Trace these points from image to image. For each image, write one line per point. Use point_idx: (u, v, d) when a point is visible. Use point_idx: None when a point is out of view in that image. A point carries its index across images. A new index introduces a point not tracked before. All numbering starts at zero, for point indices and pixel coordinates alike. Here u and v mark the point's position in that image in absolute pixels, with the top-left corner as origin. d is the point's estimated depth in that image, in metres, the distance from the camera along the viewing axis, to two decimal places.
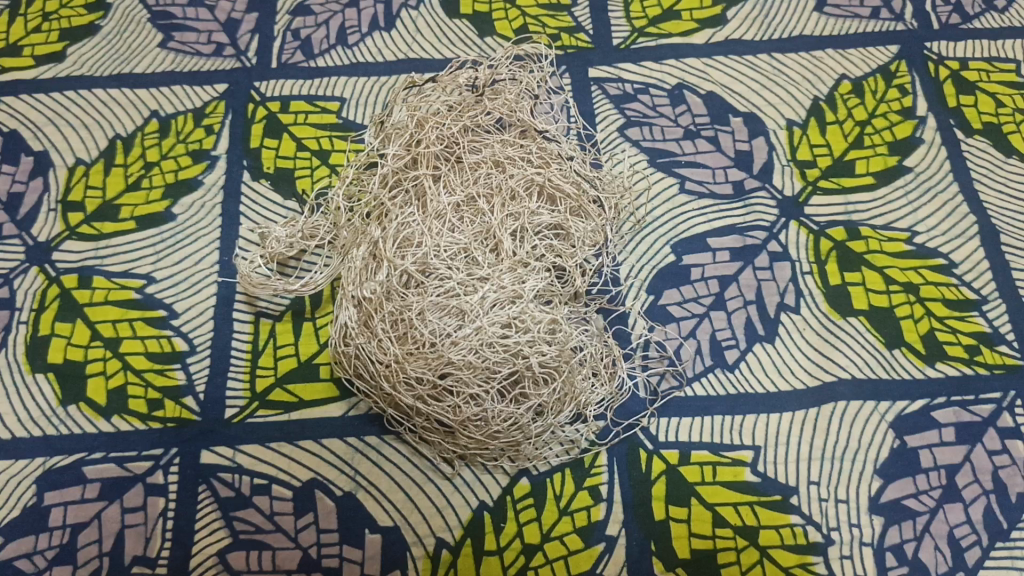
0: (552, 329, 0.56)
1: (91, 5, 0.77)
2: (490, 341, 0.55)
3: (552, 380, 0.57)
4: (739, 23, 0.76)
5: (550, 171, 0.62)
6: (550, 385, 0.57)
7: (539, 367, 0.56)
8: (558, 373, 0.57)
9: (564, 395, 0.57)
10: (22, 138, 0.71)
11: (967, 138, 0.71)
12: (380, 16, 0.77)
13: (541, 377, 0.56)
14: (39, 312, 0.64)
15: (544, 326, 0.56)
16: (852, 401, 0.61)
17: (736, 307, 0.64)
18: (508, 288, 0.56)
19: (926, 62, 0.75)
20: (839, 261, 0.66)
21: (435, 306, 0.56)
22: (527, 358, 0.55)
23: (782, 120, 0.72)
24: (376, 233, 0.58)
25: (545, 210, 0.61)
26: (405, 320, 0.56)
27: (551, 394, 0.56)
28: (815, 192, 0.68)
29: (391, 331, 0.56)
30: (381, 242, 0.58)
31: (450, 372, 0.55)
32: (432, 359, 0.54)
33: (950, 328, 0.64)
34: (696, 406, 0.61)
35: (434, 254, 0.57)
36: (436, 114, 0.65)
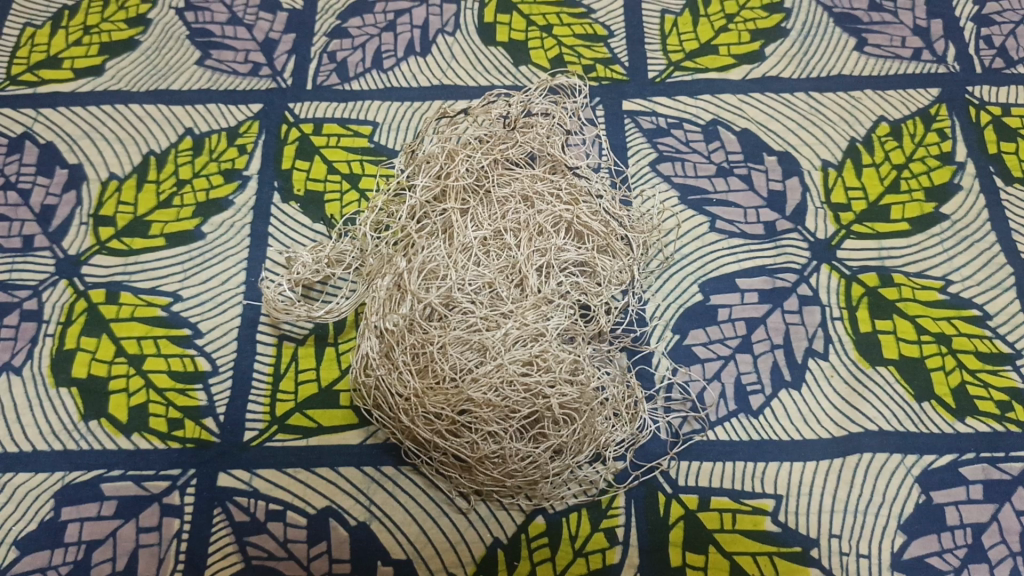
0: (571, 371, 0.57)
1: (132, 20, 0.78)
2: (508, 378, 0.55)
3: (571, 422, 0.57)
4: (777, 60, 0.75)
5: (579, 209, 0.63)
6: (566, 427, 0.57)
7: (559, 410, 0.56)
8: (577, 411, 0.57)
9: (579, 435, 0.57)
10: (57, 150, 0.72)
11: (1006, 187, 0.70)
12: (416, 41, 0.77)
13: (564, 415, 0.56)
14: (66, 325, 0.65)
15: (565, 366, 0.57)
16: (878, 454, 0.60)
17: (763, 351, 0.63)
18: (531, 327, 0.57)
19: (967, 106, 0.73)
20: (871, 308, 0.65)
21: (460, 344, 0.56)
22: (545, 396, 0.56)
23: (817, 160, 0.71)
24: (401, 265, 0.59)
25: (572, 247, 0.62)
26: (423, 361, 0.56)
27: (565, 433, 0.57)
28: (848, 236, 0.67)
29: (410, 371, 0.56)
30: (406, 274, 0.58)
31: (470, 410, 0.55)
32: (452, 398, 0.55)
33: (982, 382, 0.62)
34: (718, 450, 0.60)
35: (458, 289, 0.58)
36: (467, 146, 0.66)
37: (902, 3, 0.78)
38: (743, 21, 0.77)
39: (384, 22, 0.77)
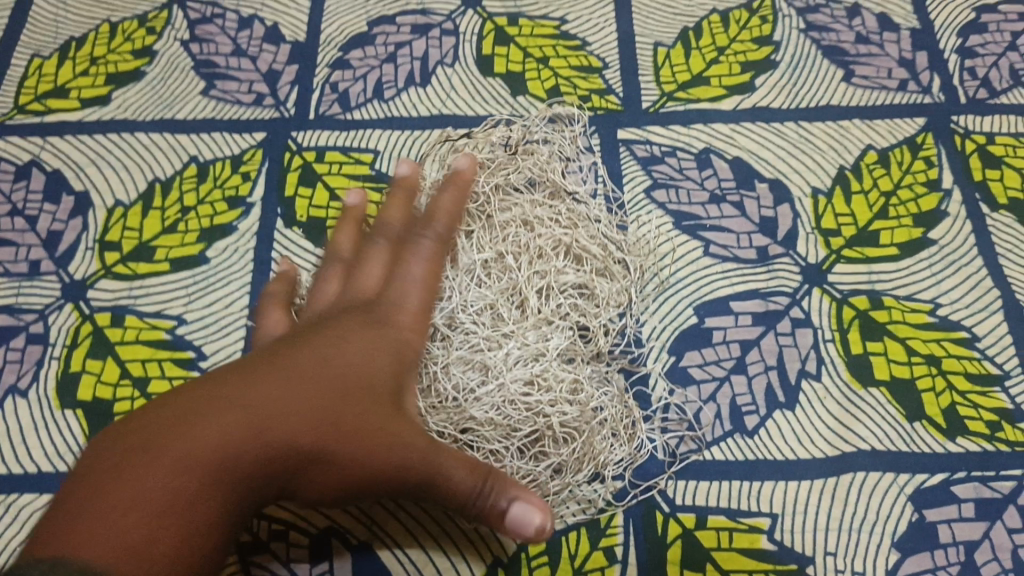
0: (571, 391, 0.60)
1: (138, 52, 0.80)
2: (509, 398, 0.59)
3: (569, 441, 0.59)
4: (767, 90, 0.78)
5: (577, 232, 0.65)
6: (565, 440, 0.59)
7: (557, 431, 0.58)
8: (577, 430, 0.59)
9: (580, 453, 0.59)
10: (64, 177, 0.74)
11: (992, 213, 0.71)
12: (416, 72, 0.79)
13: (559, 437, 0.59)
14: (72, 348, 0.66)
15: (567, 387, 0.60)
16: (871, 472, 0.61)
17: (757, 373, 0.64)
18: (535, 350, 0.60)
19: (953, 135, 0.75)
20: (862, 330, 0.66)
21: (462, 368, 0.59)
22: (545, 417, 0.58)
23: (808, 187, 0.73)
24: None
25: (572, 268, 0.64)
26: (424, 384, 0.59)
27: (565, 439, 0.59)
28: (839, 260, 0.69)
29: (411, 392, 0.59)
30: None
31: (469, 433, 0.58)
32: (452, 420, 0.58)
33: (972, 403, 0.64)
34: (714, 470, 0.61)
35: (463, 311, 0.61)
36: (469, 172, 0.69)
37: (888, 36, 0.80)
38: (733, 54, 0.80)
39: (385, 54, 0.80)
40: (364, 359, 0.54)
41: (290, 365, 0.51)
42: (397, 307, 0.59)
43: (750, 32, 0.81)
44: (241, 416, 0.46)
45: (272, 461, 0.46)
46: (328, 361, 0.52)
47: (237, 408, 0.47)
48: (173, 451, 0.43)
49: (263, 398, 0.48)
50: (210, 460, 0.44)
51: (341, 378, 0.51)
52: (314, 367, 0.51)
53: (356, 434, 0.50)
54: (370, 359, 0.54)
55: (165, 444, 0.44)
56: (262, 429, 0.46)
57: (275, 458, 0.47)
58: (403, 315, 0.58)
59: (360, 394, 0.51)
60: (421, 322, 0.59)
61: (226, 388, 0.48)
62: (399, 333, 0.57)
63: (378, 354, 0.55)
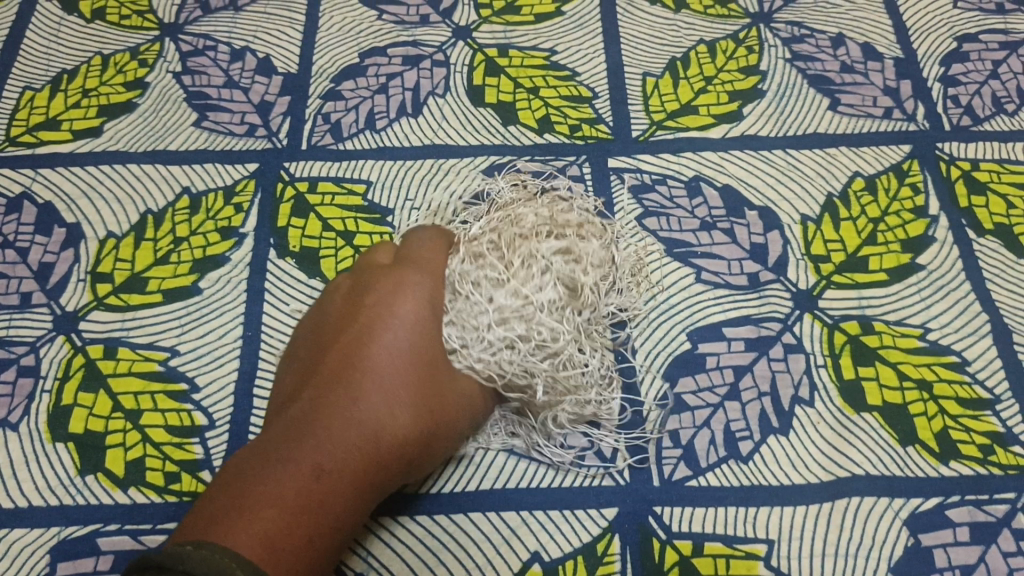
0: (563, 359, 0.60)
1: (130, 84, 0.81)
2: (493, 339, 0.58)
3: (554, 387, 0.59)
4: (755, 119, 0.79)
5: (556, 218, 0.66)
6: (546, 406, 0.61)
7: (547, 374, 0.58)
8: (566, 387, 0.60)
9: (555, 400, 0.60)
10: (56, 209, 0.73)
11: (979, 239, 0.72)
12: (408, 103, 0.79)
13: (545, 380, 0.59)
14: (63, 381, 0.65)
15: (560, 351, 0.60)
16: (866, 497, 0.61)
17: (751, 399, 0.65)
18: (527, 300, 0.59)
19: (938, 162, 0.76)
20: (853, 356, 0.67)
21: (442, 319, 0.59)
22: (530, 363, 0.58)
23: (797, 214, 0.73)
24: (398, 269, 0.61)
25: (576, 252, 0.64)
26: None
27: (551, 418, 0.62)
28: (829, 286, 0.70)
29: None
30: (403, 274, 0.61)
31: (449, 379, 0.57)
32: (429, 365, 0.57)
33: (964, 427, 0.64)
34: (710, 496, 0.61)
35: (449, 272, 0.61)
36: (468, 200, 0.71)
37: (872, 65, 0.82)
38: (721, 83, 0.81)
39: (377, 85, 0.80)
40: (397, 416, 0.53)
41: (332, 421, 0.52)
42: (393, 365, 0.55)
43: (737, 61, 0.82)
44: (305, 463, 0.50)
45: (351, 494, 0.51)
46: (372, 419, 0.52)
47: (324, 455, 0.50)
48: (270, 507, 0.48)
49: (326, 455, 0.50)
50: (288, 503, 0.48)
51: (383, 441, 0.52)
52: (357, 419, 0.52)
53: (397, 467, 0.53)
54: (397, 412, 0.53)
55: (260, 481, 0.49)
56: (338, 472, 0.50)
57: (337, 502, 0.50)
58: (388, 372, 0.55)
59: (382, 457, 0.52)
60: (439, 364, 0.57)
61: (259, 458, 0.51)
62: (412, 383, 0.54)
63: (412, 408, 0.54)
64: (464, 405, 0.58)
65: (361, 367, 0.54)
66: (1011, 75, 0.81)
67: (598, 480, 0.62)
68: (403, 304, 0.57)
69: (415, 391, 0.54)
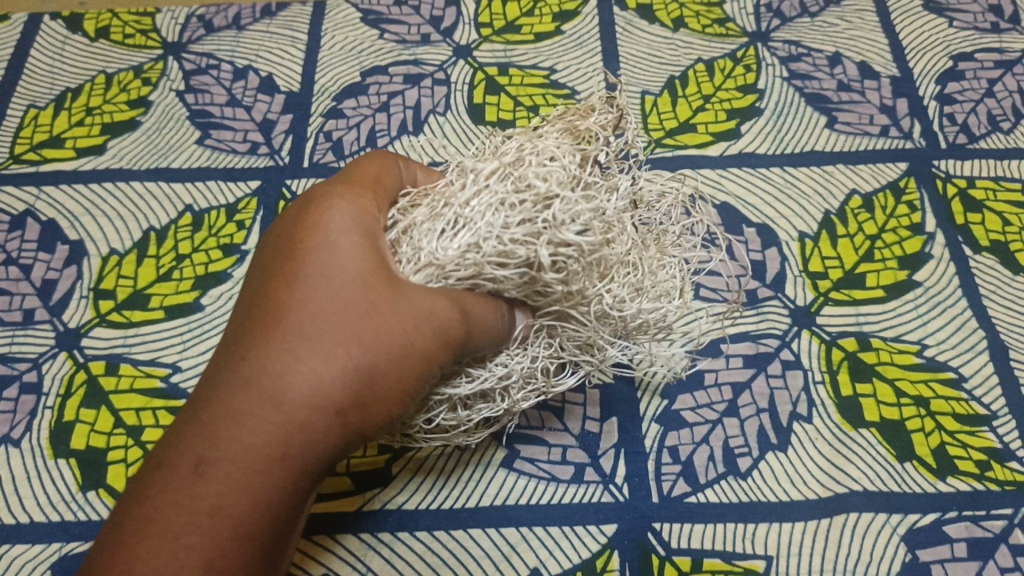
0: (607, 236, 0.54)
1: (134, 102, 0.82)
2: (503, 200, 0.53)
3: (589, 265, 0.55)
4: (752, 137, 0.79)
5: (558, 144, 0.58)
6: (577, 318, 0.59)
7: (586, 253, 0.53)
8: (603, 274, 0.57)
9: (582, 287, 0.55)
10: (59, 226, 0.74)
11: (975, 255, 0.73)
12: (408, 121, 0.80)
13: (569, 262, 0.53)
14: (65, 397, 0.66)
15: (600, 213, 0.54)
16: (863, 513, 0.62)
17: (749, 415, 0.65)
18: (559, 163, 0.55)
19: (934, 179, 0.77)
20: (851, 372, 0.67)
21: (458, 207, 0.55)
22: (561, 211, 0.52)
23: (795, 231, 0.74)
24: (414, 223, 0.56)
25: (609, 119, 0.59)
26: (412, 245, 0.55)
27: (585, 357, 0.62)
28: (827, 303, 0.70)
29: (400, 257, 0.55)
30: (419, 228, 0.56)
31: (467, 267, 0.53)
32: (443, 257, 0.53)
33: (961, 443, 0.64)
34: (708, 512, 0.62)
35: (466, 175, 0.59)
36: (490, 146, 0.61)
37: (869, 84, 0.83)
38: (719, 102, 0.81)
39: (378, 103, 0.81)
40: (319, 372, 0.43)
41: (234, 387, 0.43)
42: (320, 305, 0.44)
43: (735, 80, 0.83)
44: (197, 450, 0.42)
45: (272, 475, 0.43)
46: (285, 379, 0.43)
47: (225, 444, 0.42)
48: (185, 508, 0.41)
49: (227, 441, 0.42)
50: (188, 513, 0.41)
51: (293, 406, 0.43)
52: (262, 379, 0.43)
53: (321, 433, 0.43)
54: (316, 366, 0.43)
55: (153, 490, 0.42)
56: (242, 458, 0.42)
57: (257, 490, 0.42)
58: (327, 314, 0.44)
59: (309, 432, 0.43)
60: (378, 293, 0.46)
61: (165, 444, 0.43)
62: (337, 326, 0.44)
63: (339, 360, 0.44)
64: (417, 331, 0.46)
65: (282, 308, 0.44)
66: (1006, 93, 0.82)
67: (597, 496, 0.62)
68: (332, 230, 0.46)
69: (340, 329, 0.44)
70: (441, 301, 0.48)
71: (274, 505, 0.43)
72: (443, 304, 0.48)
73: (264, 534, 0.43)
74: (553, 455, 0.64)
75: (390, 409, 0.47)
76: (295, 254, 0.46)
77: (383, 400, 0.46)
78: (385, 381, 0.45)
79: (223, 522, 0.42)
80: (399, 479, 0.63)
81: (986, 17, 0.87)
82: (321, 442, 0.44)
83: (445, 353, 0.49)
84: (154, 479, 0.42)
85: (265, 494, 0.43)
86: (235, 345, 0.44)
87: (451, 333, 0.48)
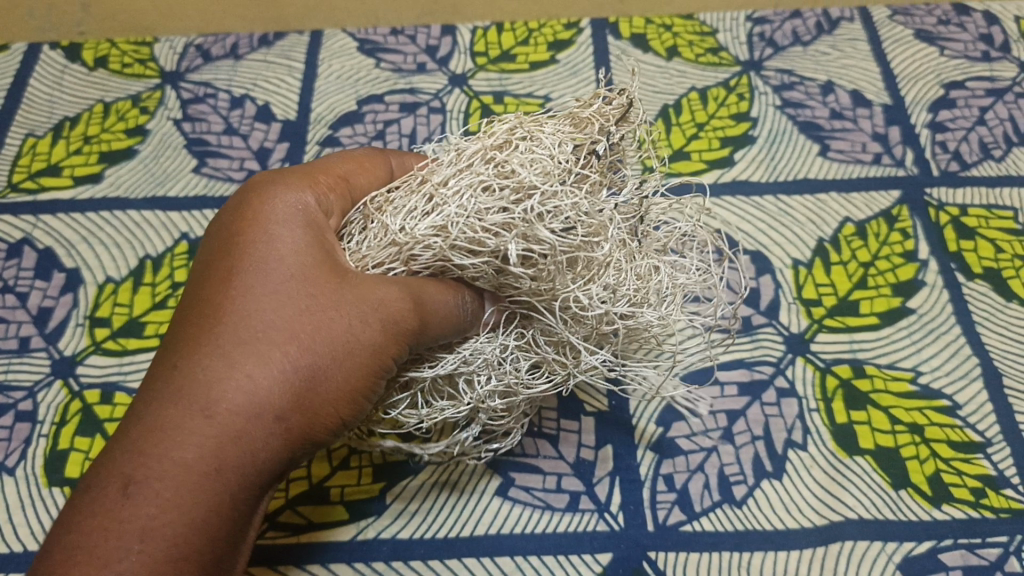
0: (598, 229, 0.55)
1: (131, 131, 0.82)
2: (484, 185, 0.54)
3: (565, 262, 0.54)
4: (745, 164, 0.80)
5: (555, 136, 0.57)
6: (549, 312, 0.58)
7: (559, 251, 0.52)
8: (589, 266, 0.57)
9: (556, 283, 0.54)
10: (56, 254, 0.74)
11: (968, 282, 0.73)
12: (404, 149, 0.81)
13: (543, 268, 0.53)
14: (60, 425, 0.66)
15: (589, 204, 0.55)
16: (859, 541, 0.61)
17: (744, 443, 0.65)
18: (546, 154, 0.55)
19: (927, 207, 0.77)
20: (845, 399, 0.67)
21: (437, 186, 0.56)
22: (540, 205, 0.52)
23: (788, 258, 0.74)
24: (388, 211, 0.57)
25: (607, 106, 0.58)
26: (382, 225, 0.56)
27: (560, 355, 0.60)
28: (821, 329, 0.70)
29: (369, 234, 0.57)
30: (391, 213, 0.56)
31: (429, 250, 0.53)
32: (406, 239, 0.54)
33: (956, 470, 0.64)
34: (703, 541, 0.61)
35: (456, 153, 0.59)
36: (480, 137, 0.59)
37: (861, 112, 0.84)
38: (713, 130, 0.82)
39: (374, 131, 0.82)
40: (252, 377, 0.44)
41: (165, 402, 0.44)
42: (253, 313, 0.46)
43: (728, 108, 0.84)
44: (126, 470, 0.42)
45: (215, 482, 0.43)
46: (218, 388, 0.44)
47: (156, 460, 0.42)
48: (112, 533, 0.41)
49: (158, 457, 0.42)
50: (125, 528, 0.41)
51: (226, 415, 0.44)
52: (196, 386, 0.44)
53: (261, 439, 0.44)
54: (249, 372, 0.44)
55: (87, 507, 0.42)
56: (174, 473, 0.42)
57: (193, 505, 0.42)
58: (261, 317, 0.46)
59: (249, 435, 0.44)
60: (315, 294, 0.47)
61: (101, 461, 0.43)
62: (270, 332, 0.45)
63: (273, 365, 0.45)
64: (360, 329, 0.48)
65: (217, 316, 0.46)
66: (998, 121, 0.83)
67: (592, 524, 0.62)
68: (271, 237, 0.48)
69: (275, 334, 0.45)
70: (390, 295, 0.49)
71: (224, 511, 0.44)
72: (393, 296, 0.49)
73: (210, 553, 0.43)
74: (548, 484, 0.64)
75: (337, 410, 0.48)
76: (228, 266, 0.48)
77: (326, 402, 0.47)
78: (327, 383, 0.47)
79: (155, 543, 0.41)
80: (392, 507, 0.63)
81: (976, 46, 0.88)
82: (262, 448, 0.45)
83: (396, 349, 0.50)
84: (86, 500, 0.42)
85: (204, 510, 0.43)
86: (168, 361, 0.46)
87: (401, 328, 0.49)
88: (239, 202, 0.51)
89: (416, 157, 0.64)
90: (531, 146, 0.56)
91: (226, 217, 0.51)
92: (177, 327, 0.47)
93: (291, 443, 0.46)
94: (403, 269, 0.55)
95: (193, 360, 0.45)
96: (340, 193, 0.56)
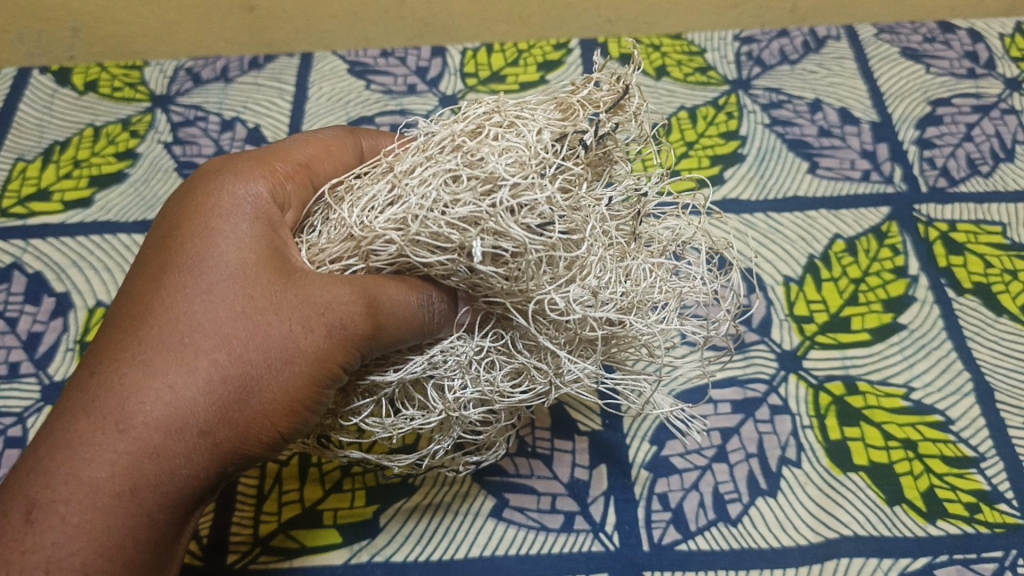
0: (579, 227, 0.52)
1: (121, 154, 0.82)
2: (452, 174, 0.50)
3: (543, 259, 0.51)
4: (736, 182, 0.81)
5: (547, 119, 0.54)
6: (525, 316, 0.55)
7: (532, 250, 0.49)
8: (571, 266, 0.53)
9: (529, 284, 0.51)
10: (45, 279, 0.74)
11: (958, 297, 0.73)
12: None
13: (516, 270, 0.50)
14: None
15: (568, 196, 0.52)
16: (855, 558, 0.61)
17: (738, 461, 0.65)
18: (523, 143, 0.51)
19: (916, 223, 0.78)
20: (839, 416, 0.67)
21: (402, 175, 0.53)
22: (512, 198, 0.49)
23: (779, 276, 0.75)
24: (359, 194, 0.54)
25: (599, 91, 0.55)
26: (342, 216, 0.54)
27: (540, 362, 0.57)
28: (813, 346, 0.71)
29: (329, 225, 0.55)
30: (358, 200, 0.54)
31: (392, 245, 0.51)
32: (365, 233, 0.52)
33: (950, 485, 0.64)
34: (699, 561, 0.61)
35: (426, 139, 0.56)
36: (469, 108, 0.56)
37: (849, 130, 0.84)
38: (703, 148, 0.83)
39: None
40: (174, 388, 0.44)
41: (80, 414, 0.44)
42: (181, 317, 0.45)
43: (717, 127, 0.85)
44: (30, 495, 0.43)
45: (129, 502, 0.43)
46: (134, 400, 0.43)
47: (63, 482, 0.43)
48: (15, 566, 0.42)
49: (65, 477, 0.43)
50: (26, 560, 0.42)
51: (141, 429, 0.43)
52: (110, 399, 0.44)
53: (183, 456, 0.44)
54: (171, 382, 0.44)
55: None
56: (83, 496, 0.43)
57: (103, 531, 0.43)
58: (186, 323, 0.45)
59: (167, 450, 0.44)
60: (253, 297, 0.46)
61: (20, 476, 0.44)
62: (198, 338, 0.45)
63: (197, 373, 0.44)
64: (301, 335, 0.47)
65: (142, 322, 0.45)
66: (984, 137, 0.83)
67: (587, 544, 0.62)
68: (206, 235, 0.47)
69: (199, 343, 0.45)
70: (339, 296, 0.48)
71: (140, 532, 0.44)
72: (342, 299, 0.48)
73: None
74: (542, 504, 0.64)
75: (273, 423, 0.47)
76: (158, 266, 0.47)
77: (260, 415, 0.46)
78: (259, 395, 0.46)
79: None
80: (385, 529, 0.62)
81: (962, 63, 0.89)
82: (184, 463, 0.44)
83: (344, 356, 0.48)
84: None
85: (116, 535, 0.43)
86: (90, 366, 0.45)
87: (350, 333, 0.48)
88: (184, 193, 0.50)
89: (389, 137, 0.62)
90: (505, 133, 0.52)
91: (172, 209, 0.50)
92: (105, 329, 0.47)
93: (218, 457, 0.45)
94: (363, 267, 0.53)
95: (111, 369, 0.44)
96: (300, 180, 0.55)
